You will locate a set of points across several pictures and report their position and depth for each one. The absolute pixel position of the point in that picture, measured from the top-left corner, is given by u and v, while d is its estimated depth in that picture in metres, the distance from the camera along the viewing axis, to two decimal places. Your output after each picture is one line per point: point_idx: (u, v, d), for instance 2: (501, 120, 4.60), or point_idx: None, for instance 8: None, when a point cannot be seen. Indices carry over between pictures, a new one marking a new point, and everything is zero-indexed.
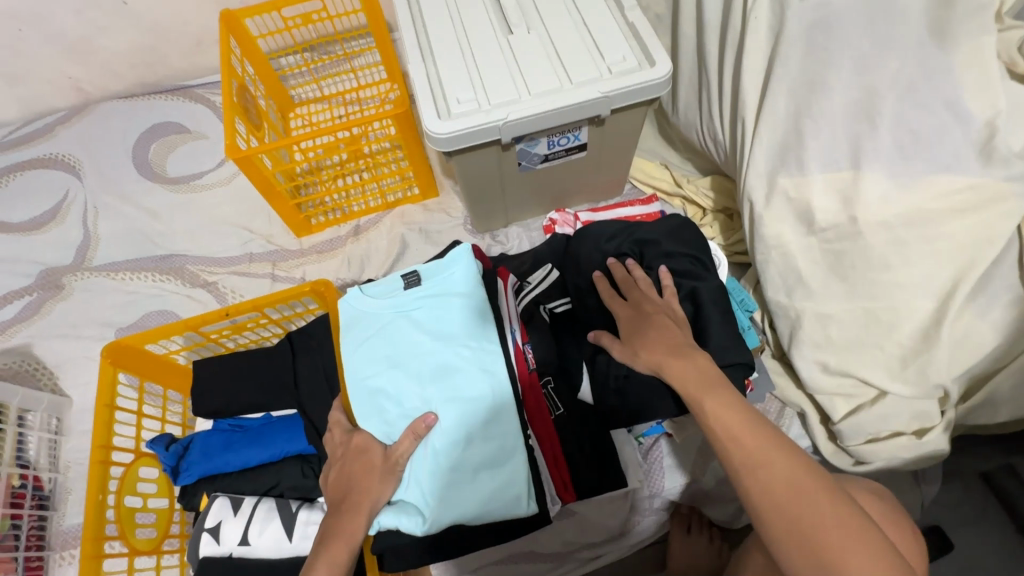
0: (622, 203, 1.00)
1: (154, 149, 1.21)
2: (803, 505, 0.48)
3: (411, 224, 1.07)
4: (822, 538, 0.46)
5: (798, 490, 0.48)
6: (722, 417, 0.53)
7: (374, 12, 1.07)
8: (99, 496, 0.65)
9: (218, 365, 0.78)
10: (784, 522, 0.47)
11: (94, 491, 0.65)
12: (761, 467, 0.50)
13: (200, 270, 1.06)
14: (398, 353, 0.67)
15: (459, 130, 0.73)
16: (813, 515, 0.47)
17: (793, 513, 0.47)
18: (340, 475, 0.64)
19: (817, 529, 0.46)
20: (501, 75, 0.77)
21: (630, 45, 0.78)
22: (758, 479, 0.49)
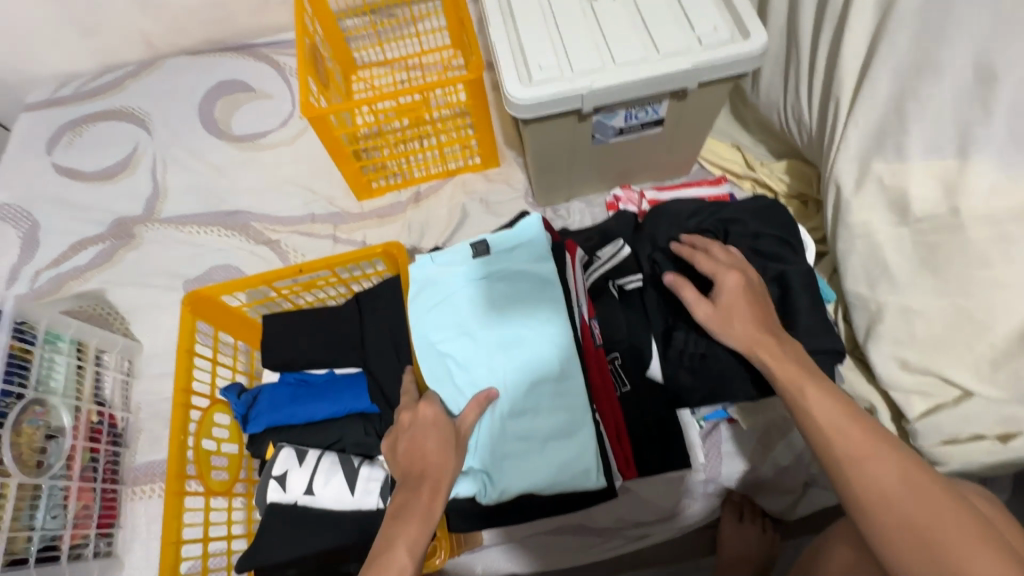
0: (693, 183, 0.97)
1: (220, 106, 1.23)
2: (918, 501, 0.46)
3: (472, 193, 1.06)
4: (942, 538, 0.44)
5: (910, 485, 0.47)
6: (821, 407, 0.52)
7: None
8: (181, 436, 0.69)
9: (288, 320, 0.80)
10: (893, 519, 0.46)
11: (178, 432, 0.68)
12: (865, 460, 0.48)
13: (264, 228, 1.08)
14: (465, 321, 0.66)
15: (541, 97, 0.72)
16: (926, 511, 0.45)
17: (904, 509, 0.46)
18: (412, 446, 0.60)
19: (931, 527, 0.45)
20: (585, 42, 0.75)
21: (722, 15, 0.75)
22: (862, 473, 0.48)
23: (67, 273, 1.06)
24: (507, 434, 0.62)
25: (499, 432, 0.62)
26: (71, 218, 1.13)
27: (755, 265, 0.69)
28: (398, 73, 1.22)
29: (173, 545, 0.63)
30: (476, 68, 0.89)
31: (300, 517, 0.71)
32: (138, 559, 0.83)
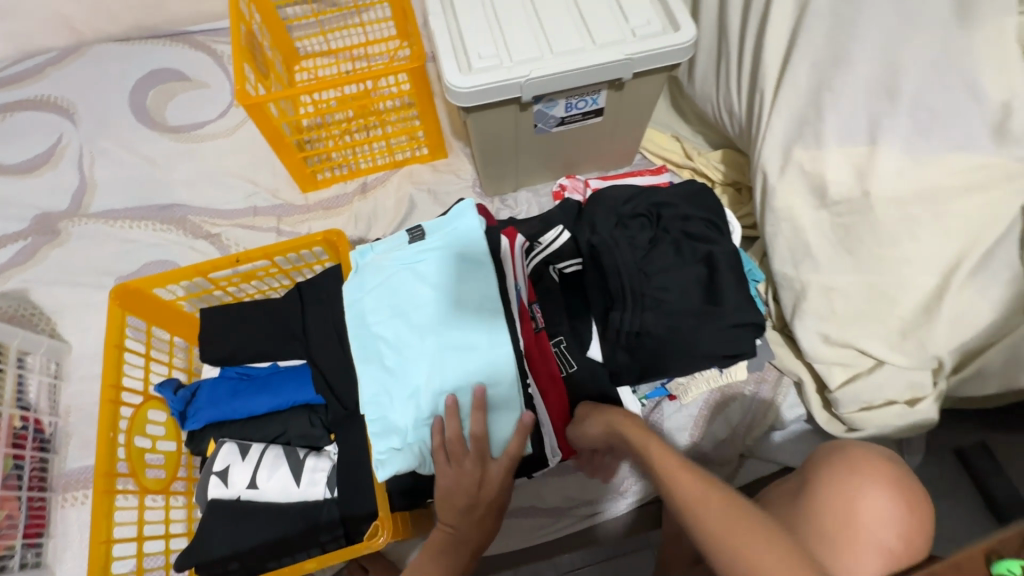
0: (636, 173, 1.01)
1: (152, 96, 1.17)
2: (737, 534, 0.49)
3: (419, 184, 1.06)
4: (755, 567, 0.47)
5: (736, 518, 0.50)
6: (665, 465, 0.58)
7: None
8: (109, 431, 0.66)
9: (226, 313, 0.77)
10: (722, 553, 0.49)
11: (106, 428, 0.65)
12: (696, 503, 0.53)
13: (203, 221, 1.04)
14: (402, 305, 0.66)
15: (480, 85, 0.73)
16: (744, 544, 0.48)
17: (727, 544, 0.49)
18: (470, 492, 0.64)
19: (750, 559, 0.47)
20: (524, 33, 0.76)
21: (653, 7, 0.77)
22: (693, 514, 0.53)
23: None
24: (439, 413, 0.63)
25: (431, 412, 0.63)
26: None
27: (685, 247, 0.72)
28: (343, 63, 1.20)
29: (103, 544, 0.61)
30: (417, 57, 0.88)
31: (243, 512, 0.70)
32: (70, 568, 0.79)
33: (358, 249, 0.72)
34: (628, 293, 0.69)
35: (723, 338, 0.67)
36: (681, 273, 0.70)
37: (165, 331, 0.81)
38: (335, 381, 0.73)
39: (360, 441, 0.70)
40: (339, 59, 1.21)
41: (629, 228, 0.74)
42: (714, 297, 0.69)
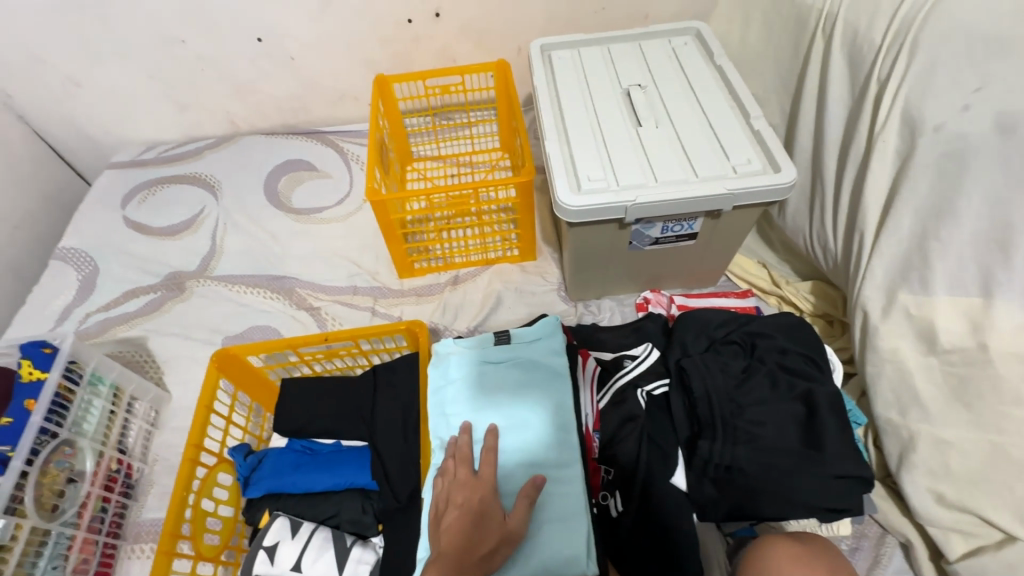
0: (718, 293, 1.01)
1: (284, 181, 1.35)
2: None
3: (507, 283, 1.11)
4: None
5: None
6: None
7: (506, 92, 1.20)
8: (184, 493, 0.69)
9: (326, 388, 0.82)
10: None
11: (180, 487, 0.69)
12: None
13: (307, 294, 1.13)
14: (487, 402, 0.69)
15: (589, 204, 0.79)
16: None
17: None
18: (457, 520, 0.59)
19: None
20: (631, 161, 0.84)
21: (753, 148, 0.84)
22: None
23: (115, 318, 1.11)
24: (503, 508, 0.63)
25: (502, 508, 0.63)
26: (131, 267, 1.21)
27: (782, 381, 0.70)
28: (450, 167, 1.34)
29: None
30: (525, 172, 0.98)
31: None
32: None
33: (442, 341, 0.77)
34: (719, 422, 0.68)
35: (822, 487, 0.64)
36: (777, 410, 0.68)
37: (247, 394, 0.86)
38: (392, 470, 0.74)
39: (410, 542, 0.71)
40: (446, 163, 1.36)
41: (721, 353, 0.74)
42: (812, 442, 0.66)
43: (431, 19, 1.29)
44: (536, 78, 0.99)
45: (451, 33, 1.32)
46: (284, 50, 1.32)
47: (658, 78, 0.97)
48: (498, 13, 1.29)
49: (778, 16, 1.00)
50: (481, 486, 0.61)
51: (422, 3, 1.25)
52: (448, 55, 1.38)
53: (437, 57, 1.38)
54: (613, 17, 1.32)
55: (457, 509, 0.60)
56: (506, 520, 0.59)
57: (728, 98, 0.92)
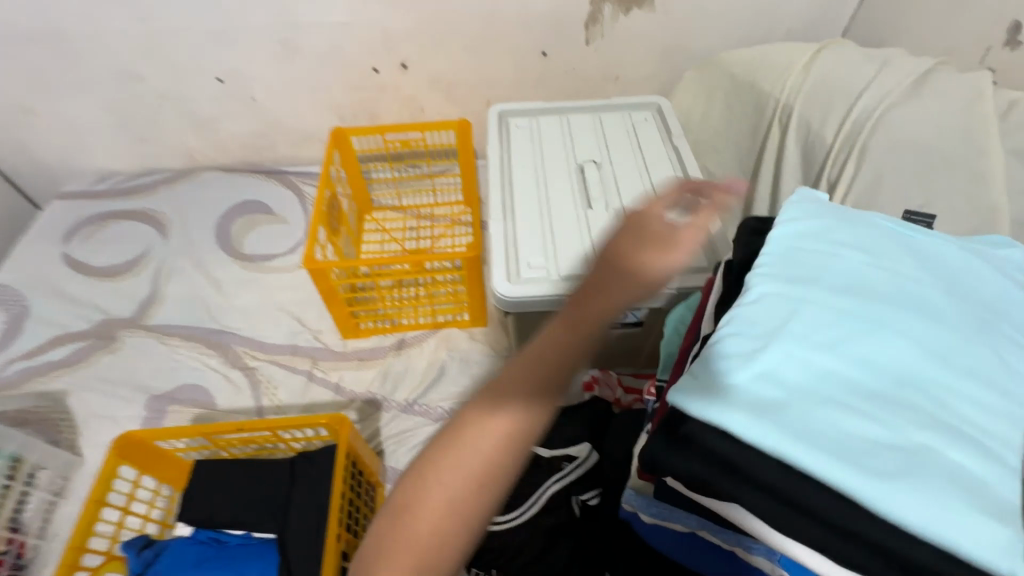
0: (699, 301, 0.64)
1: (238, 223, 1.31)
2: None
3: (453, 351, 1.06)
4: None
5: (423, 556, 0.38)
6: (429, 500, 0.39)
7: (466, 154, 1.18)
8: None
9: (239, 475, 0.77)
10: None
11: None
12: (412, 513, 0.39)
13: (244, 352, 1.07)
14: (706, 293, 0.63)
15: (526, 296, 0.77)
16: None
17: None
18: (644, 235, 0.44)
19: None
20: (574, 250, 0.81)
21: (700, 241, 0.82)
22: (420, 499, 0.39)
23: (37, 367, 1.05)
24: (773, 376, 0.40)
25: (761, 363, 0.40)
26: (61, 310, 1.15)
27: None
28: (409, 220, 1.31)
29: None
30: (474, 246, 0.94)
31: None
32: None
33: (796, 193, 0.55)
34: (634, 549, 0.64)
35: None
36: None
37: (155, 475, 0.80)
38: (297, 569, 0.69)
39: None
40: (406, 214, 1.32)
41: None
42: None
43: (398, 69, 1.27)
44: (489, 149, 0.97)
45: (418, 84, 1.30)
46: (246, 91, 1.29)
47: (613, 155, 0.96)
48: (466, 68, 1.27)
49: (739, 99, 1.00)
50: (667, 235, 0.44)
51: (389, 53, 1.23)
52: (414, 105, 1.35)
53: (402, 106, 1.35)
54: (583, 78, 1.30)
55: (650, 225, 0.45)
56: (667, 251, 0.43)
57: (680, 181, 0.90)
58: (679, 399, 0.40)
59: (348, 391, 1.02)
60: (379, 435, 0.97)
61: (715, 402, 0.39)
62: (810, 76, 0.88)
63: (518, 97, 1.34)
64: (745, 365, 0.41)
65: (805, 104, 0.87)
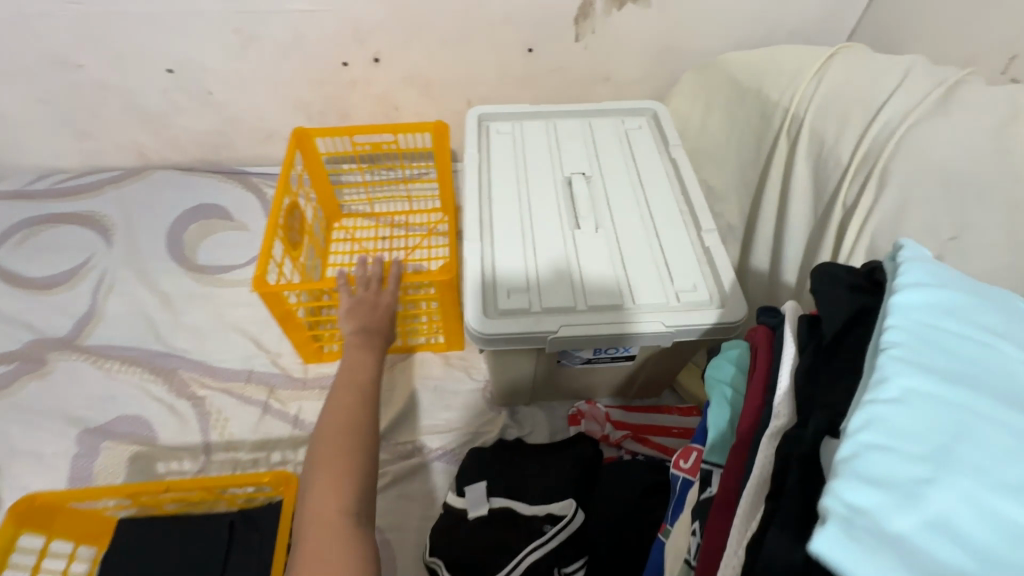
0: (761, 350, 0.55)
1: (191, 230, 1.19)
2: None
3: (426, 378, 0.96)
4: None
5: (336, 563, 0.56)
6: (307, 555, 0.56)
7: (443, 155, 1.06)
8: None
9: (163, 542, 0.66)
10: None
11: None
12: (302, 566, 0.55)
13: (192, 379, 0.97)
14: (768, 347, 0.55)
15: (504, 332, 0.67)
16: None
17: None
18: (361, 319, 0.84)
19: None
20: (560, 276, 0.72)
21: (700, 270, 0.73)
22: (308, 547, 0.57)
23: None
24: (953, 529, 0.28)
25: (931, 508, 0.29)
26: None
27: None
28: (381, 230, 1.20)
29: None
30: (447, 269, 0.83)
31: None
32: None
33: (904, 247, 0.43)
34: None
35: None
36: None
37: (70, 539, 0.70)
38: None
39: None
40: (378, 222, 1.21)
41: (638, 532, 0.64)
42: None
43: (370, 64, 1.15)
44: (466, 156, 0.86)
45: (393, 80, 1.19)
46: (200, 84, 1.17)
47: (603, 167, 0.86)
48: (445, 63, 1.16)
49: (742, 106, 0.91)
50: (378, 319, 0.85)
51: (359, 45, 1.12)
52: (388, 103, 1.24)
53: (375, 103, 1.24)
54: (571, 77, 1.20)
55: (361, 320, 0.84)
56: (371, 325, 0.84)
57: (677, 199, 0.81)
58: (828, 551, 0.28)
59: (307, 425, 0.92)
60: None
61: (880, 567, 0.27)
62: (824, 84, 0.79)
63: (502, 96, 1.24)
64: (910, 505, 0.29)
65: (817, 115, 0.78)
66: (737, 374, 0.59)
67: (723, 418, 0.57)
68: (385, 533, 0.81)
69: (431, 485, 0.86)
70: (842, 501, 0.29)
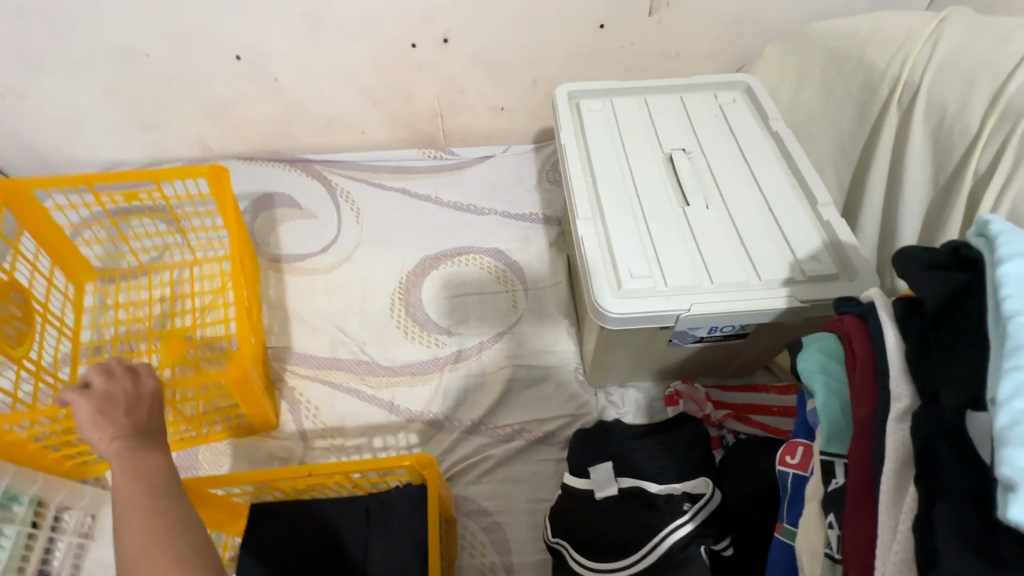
0: (853, 335, 0.53)
1: (262, 220, 1.20)
2: None
3: (517, 362, 0.95)
4: None
5: None
6: None
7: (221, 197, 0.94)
8: None
9: (304, 526, 0.65)
10: None
11: None
12: None
13: (285, 367, 0.97)
14: (862, 329, 0.53)
15: (633, 311, 0.66)
16: None
17: None
18: (117, 406, 0.60)
19: None
20: (679, 253, 0.71)
21: (822, 244, 0.72)
22: None
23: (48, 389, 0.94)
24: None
25: None
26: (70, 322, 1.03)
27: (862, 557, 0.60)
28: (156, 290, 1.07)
29: None
30: (232, 367, 0.75)
31: None
32: None
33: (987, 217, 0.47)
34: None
35: None
36: None
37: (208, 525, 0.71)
38: None
39: None
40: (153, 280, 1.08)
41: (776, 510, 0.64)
42: None
43: (438, 45, 1.13)
44: (562, 134, 0.85)
45: (459, 61, 1.17)
46: (266, 71, 1.15)
47: (704, 143, 0.84)
48: (514, 43, 1.14)
49: (840, 77, 0.89)
50: (141, 396, 0.62)
51: (428, 27, 1.10)
52: (453, 85, 1.21)
53: (440, 86, 1.21)
54: (640, 53, 1.18)
55: (115, 416, 0.59)
56: (143, 395, 0.62)
57: (785, 175, 0.79)
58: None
59: (403, 411, 0.92)
60: (444, 464, 0.87)
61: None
62: (941, 49, 0.76)
63: (569, 75, 1.21)
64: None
65: (933, 82, 0.76)
66: (829, 361, 0.57)
67: (828, 407, 0.54)
68: (495, 517, 0.82)
69: (536, 467, 0.86)
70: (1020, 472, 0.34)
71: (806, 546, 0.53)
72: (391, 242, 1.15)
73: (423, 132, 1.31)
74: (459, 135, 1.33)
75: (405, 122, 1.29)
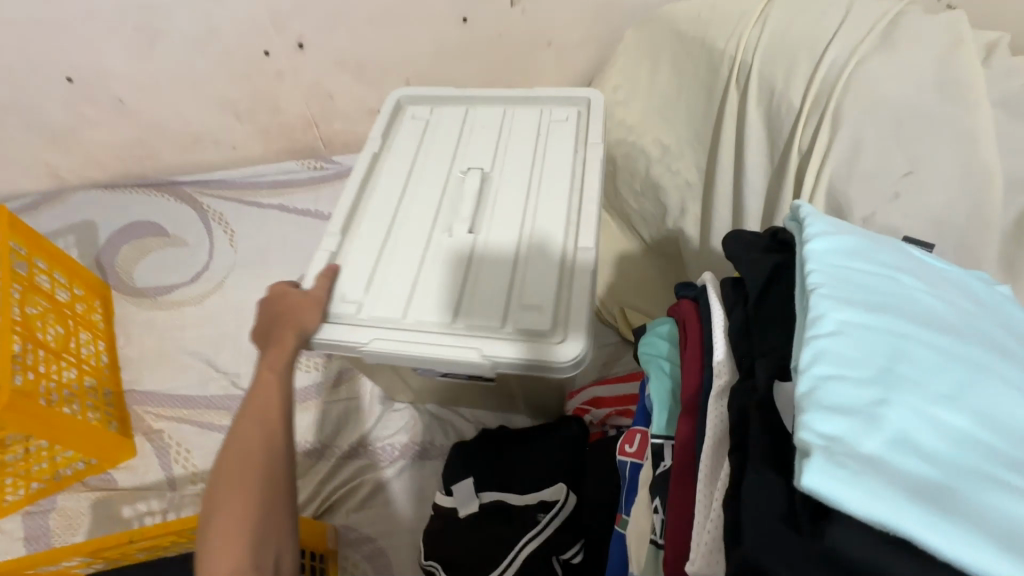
0: (689, 321, 0.53)
1: (124, 252, 1.11)
2: None
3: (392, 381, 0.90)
4: None
5: None
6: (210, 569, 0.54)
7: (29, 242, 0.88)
8: None
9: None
10: None
11: None
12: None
13: (153, 417, 0.91)
14: (695, 314, 0.53)
15: (329, 341, 0.65)
16: None
17: None
18: (283, 310, 0.66)
19: None
20: (398, 284, 0.68)
21: (547, 293, 0.65)
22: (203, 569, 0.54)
23: None
24: (913, 443, 0.29)
25: (889, 426, 0.29)
26: None
27: None
28: None
29: None
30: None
31: None
32: None
33: (798, 205, 0.45)
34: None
35: None
36: None
37: None
38: None
39: None
40: None
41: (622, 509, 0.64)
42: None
43: (295, 50, 1.06)
44: (373, 137, 0.83)
45: (322, 66, 1.10)
46: (108, 91, 1.06)
47: (500, 164, 0.79)
48: (377, 44, 1.08)
49: (689, 59, 0.88)
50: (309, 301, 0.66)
51: (279, 32, 1.03)
52: (321, 91, 1.15)
53: (307, 94, 1.14)
54: (512, 44, 1.14)
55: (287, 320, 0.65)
56: (299, 318, 0.65)
57: (562, 204, 0.73)
58: (815, 482, 0.27)
59: None
60: (322, 494, 0.84)
61: (863, 489, 0.27)
62: (768, 28, 0.77)
63: (443, 70, 1.16)
64: (874, 429, 0.29)
65: (764, 60, 0.76)
66: (669, 346, 0.57)
67: (660, 391, 0.54)
68: (377, 542, 0.80)
69: (419, 485, 0.84)
70: (814, 433, 0.29)
71: (635, 530, 0.50)
72: (267, 264, 1.09)
73: (300, 143, 1.24)
74: (340, 141, 1.26)
75: (278, 134, 1.21)
